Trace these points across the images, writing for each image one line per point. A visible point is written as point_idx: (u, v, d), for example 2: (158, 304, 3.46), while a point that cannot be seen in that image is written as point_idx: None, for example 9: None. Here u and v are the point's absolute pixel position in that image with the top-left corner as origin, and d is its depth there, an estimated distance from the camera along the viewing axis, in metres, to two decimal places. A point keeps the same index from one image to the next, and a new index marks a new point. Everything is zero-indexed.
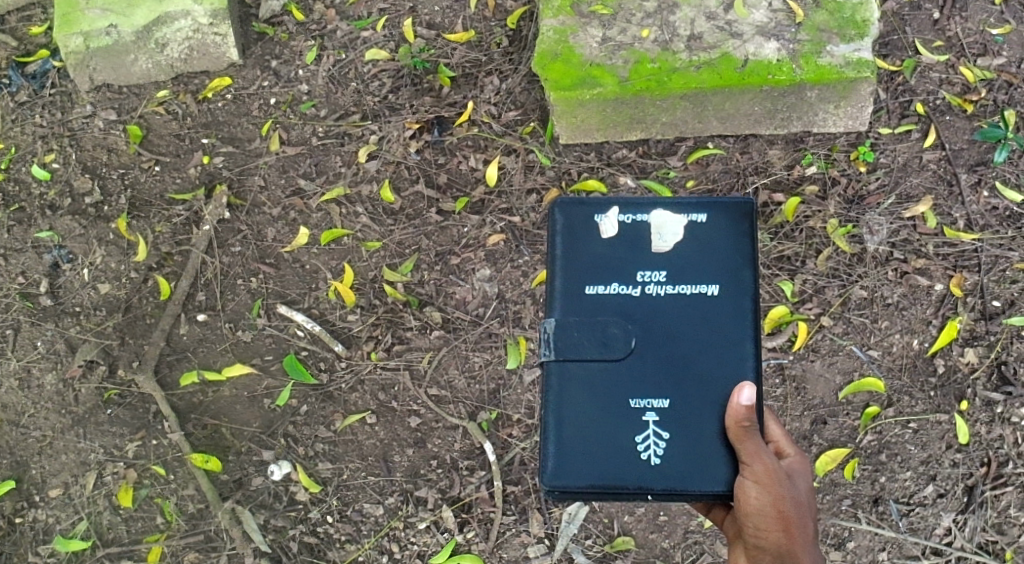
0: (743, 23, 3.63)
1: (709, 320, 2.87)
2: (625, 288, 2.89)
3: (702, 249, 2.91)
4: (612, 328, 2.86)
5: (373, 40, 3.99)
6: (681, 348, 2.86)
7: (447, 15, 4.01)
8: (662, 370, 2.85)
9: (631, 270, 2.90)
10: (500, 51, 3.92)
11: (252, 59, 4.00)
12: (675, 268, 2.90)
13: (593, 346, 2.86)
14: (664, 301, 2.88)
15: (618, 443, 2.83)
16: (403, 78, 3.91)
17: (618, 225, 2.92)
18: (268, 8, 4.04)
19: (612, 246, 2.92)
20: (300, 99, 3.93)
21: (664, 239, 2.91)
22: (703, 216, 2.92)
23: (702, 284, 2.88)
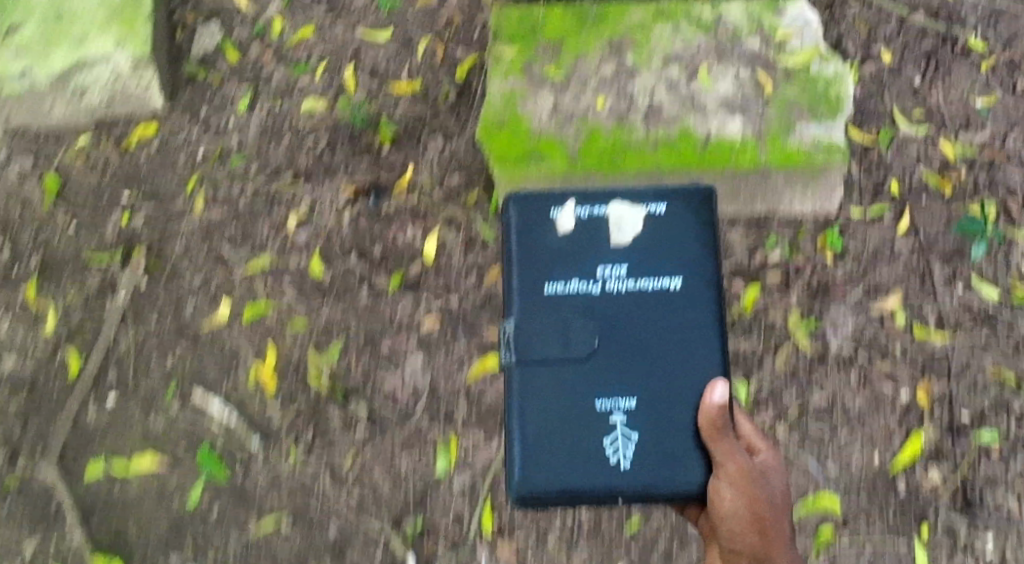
0: (707, 95, 3.34)
1: (672, 316, 2.85)
2: (586, 284, 2.86)
3: (663, 242, 2.90)
4: (575, 325, 2.83)
5: (311, 89, 3.71)
6: (643, 344, 2.84)
7: (392, 62, 3.75)
8: (626, 367, 2.82)
9: (591, 264, 2.88)
10: (448, 106, 3.65)
11: (180, 104, 3.71)
12: (636, 263, 2.88)
13: (556, 345, 2.83)
14: (628, 296, 2.86)
15: (585, 443, 2.79)
16: (340, 133, 3.62)
17: (576, 221, 2.90)
18: (201, 47, 3.81)
19: (571, 242, 2.90)
20: (230, 152, 3.62)
21: (624, 233, 2.90)
22: (660, 209, 2.92)
23: (665, 279, 2.87)
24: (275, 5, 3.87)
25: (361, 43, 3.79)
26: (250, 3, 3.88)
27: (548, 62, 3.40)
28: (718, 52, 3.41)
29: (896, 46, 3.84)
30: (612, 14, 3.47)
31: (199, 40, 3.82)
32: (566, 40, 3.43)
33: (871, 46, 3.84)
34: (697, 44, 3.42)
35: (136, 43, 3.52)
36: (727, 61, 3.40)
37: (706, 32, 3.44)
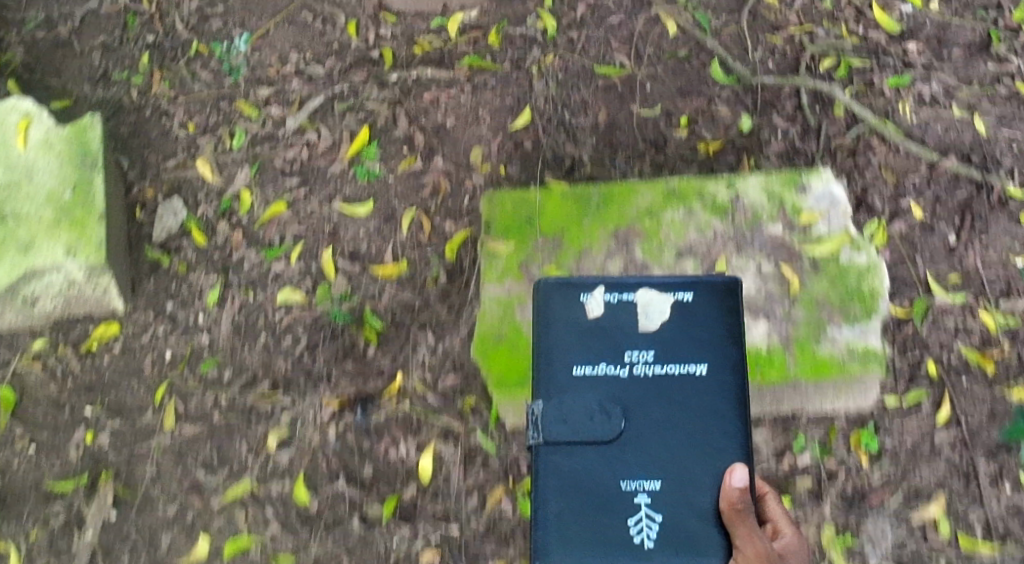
0: None
1: (700, 397, 2.74)
2: (613, 369, 2.76)
3: (691, 328, 2.78)
4: (603, 405, 2.73)
5: (286, 275, 3.41)
6: (671, 425, 2.73)
7: (374, 240, 3.46)
8: (653, 450, 2.71)
9: (618, 344, 2.77)
10: (438, 292, 3.38)
11: (144, 298, 3.42)
12: (663, 347, 2.77)
13: (584, 428, 2.71)
14: (655, 380, 2.75)
15: (608, 525, 2.69)
16: (321, 330, 3.33)
17: (604, 306, 2.79)
18: (163, 227, 3.51)
19: (600, 329, 2.79)
20: (200, 353, 3.35)
21: (652, 317, 2.79)
22: (688, 293, 2.80)
23: (691, 363, 2.76)
24: (243, 175, 3.56)
25: (339, 220, 3.48)
26: (217, 175, 3.57)
27: (549, 259, 3.39)
28: (736, 243, 3.32)
29: (927, 197, 3.56)
30: (618, 200, 3.42)
31: (161, 219, 3.52)
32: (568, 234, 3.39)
33: (900, 199, 3.56)
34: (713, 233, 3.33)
35: (89, 250, 3.21)
36: (747, 252, 3.36)
37: (722, 220, 3.35)
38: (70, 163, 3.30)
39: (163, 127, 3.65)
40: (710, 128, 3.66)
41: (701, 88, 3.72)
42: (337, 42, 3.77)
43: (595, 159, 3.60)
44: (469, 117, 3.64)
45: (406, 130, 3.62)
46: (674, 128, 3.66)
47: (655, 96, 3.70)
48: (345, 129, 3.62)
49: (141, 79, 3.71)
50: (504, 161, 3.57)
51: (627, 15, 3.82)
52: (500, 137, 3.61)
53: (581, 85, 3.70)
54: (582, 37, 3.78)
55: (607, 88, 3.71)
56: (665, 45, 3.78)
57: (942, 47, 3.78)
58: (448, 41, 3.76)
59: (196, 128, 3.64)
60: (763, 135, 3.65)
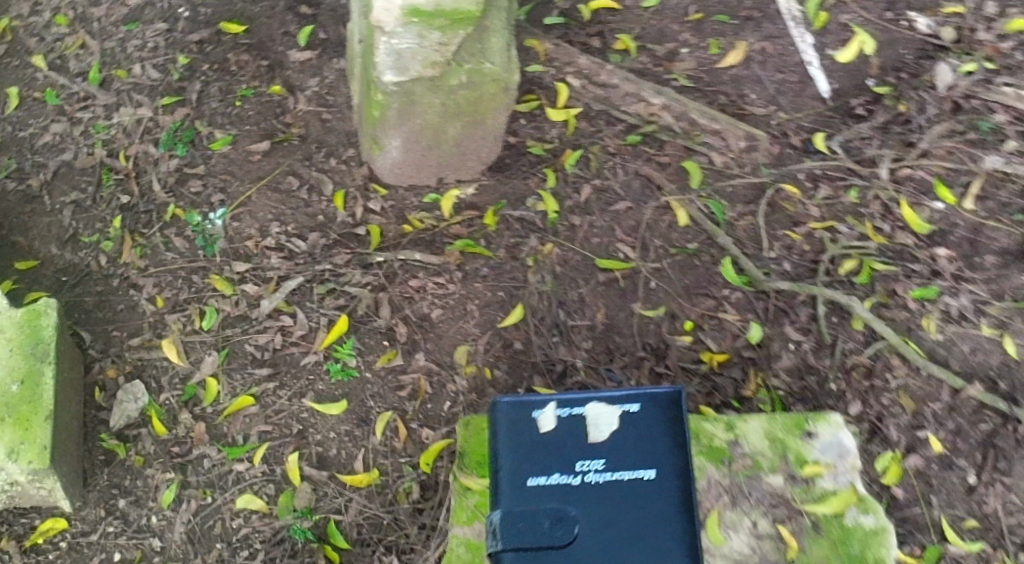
0: (715, 556, 2.76)
1: (653, 505, 2.56)
2: (567, 478, 2.57)
3: (638, 442, 2.62)
4: (559, 517, 2.52)
5: (247, 479, 3.18)
6: (628, 533, 2.53)
7: (344, 444, 3.22)
8: (608, 551, 2.51)
9: (570, 456, 2.60)
10: (410, 507, 3.14)
11: (94, 492, 3.17)
12: (613, 456, 2.60)
13: (543, 533, 2.50)
14: (608, 491, 2.57)
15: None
16: (279, 545, 3.09)
17: (555, 420, 2.62)
18: (123, 413, 3.27)
19: (550, 443, 2.62)
20: (151, 559, 3.10)
21: (601, 429, 2.63)
22: (636, 403, 2.66)
23: (640, 468, 2.59)
24: (210, 360, 3.34)
25: (308, 419, 3.25)
26: (184, 359, 3.35)
27: None
28: (730, 494, 2.83)
29: (948, 429, 3.30)
30: None
31: (121, 403, 3.28)
32: None
33: (918, 428, 3.30)
34: (707, 481, 2.83)
35: (32, 452, 2.94)
36: (743, 505, 2.82)
37: (716, 464, 2.86)
38: (19, 351, 3.06)
39: (131, 301, 3.45)
40: (715, 335, 3.40)
41: (709, 289, 3.48)
42: (322, 214, 3.57)
43: (590, 364, 3.33)
44: (457, 310, 3.40)
45: (388, 320, 3.39)
46: (677, 333, 3.41)
47: (658, 294, 3.47)
48: (324, 315, 3.39)
49: (111, 246, 3.54)
50: (491, 363, 3.32)
51: (635, 201, 3.61)
52: (488, 335, 3.36)
53: (579, 280, 3.46)
54: (585, 223, 3.56)
55: (608, 283, 3.47)
56: (674, 237, 3.56)
57: (974, 252, 3.53)
58: (441, 220, 3.55)
59: (165, 303, 3.44)
60: (772, 347, 3.40)
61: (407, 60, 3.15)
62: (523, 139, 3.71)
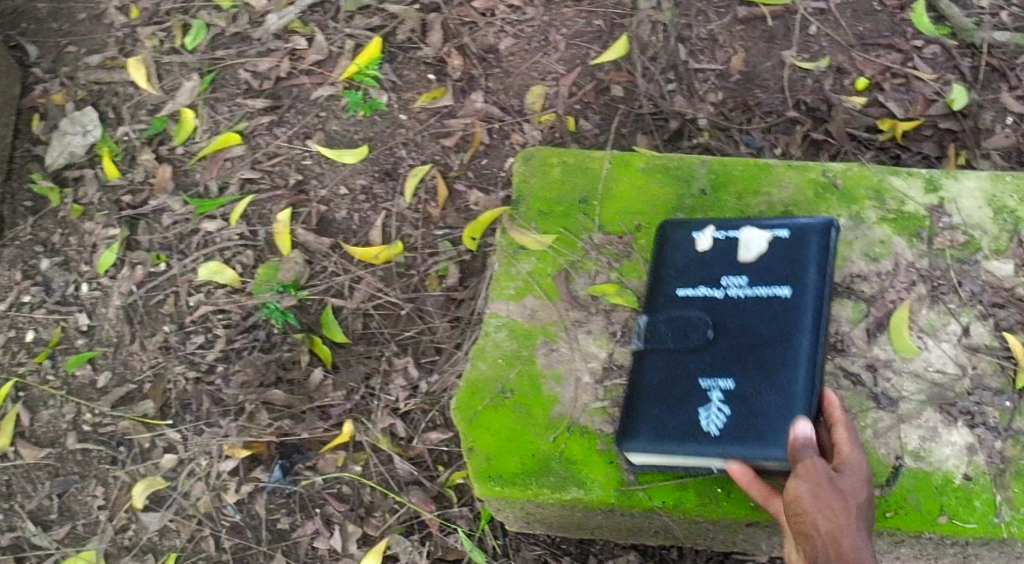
0: (903, 373, 1.75)
1: (793, 325, 1.61)
2: (713, 290, 1.68)
3: (792, 263, 1.66)
4: (691, 325, 1.67)
5: (218, 243, 2.25)
6: (763, 343, 1.61)
7: (357, 208, 2.27)
8: (745, 362, 1.61)
9: (716, 268, 1.70)
10: (440, 297, 2.16)
11: (11, 248, 2.32)
12: (760, 274, 1.66)
13: (671, 338, 1.67)
14: (758, 308, 1.64)
15: (675, 429, 1.61)
16: (249, 334, 2.15)
17: (710, 240, 1.73)
18: (63, 150, 2.40)
19: (695, 262, 1.72)
20: (73, 342, 2.21)
21: (751, 250, 1.69)
22: (793, 228, 1.68)
23: (779, 285, 1.64)
24: (189, 87, 2.43)
25: (313, 167, 2.31)
26: (155, 85, 2.44)
27: (606, 270, 1.85)
28: (929, 284, 1.81)
29: None
30: (740, 182, 1.90)
31: (64, 137, 2.41)
32: (643, 230, 1.87)
33: None
34: (893, 262, 1.82)
35: None
36: (949, 301, 1.80)
37: (909, 239, 1.84)
38: None
39: (96, 10, 2.57)
40: (901, 100, 2.34)
41: (894, 39, 2.41)
42: None
43: (716, 124, 2.32)
44: (535, 41, 2.43)
45: (438, 49, 2.42)
46: (844, 93, 2.36)
47: (821, 42, 2.42)
48: (349, 36, 2.45)
49: None
50: (576, 112, 2.33)
51: None
52: (575, 76, 2.37)
53: (710, 16, 2.44)
54: None
55: (750, 21, 2.44)
56: None
57: None
58: None
59: (140, 14, 2.54)
60: (982, 120, 2.31)
61: None
62: None
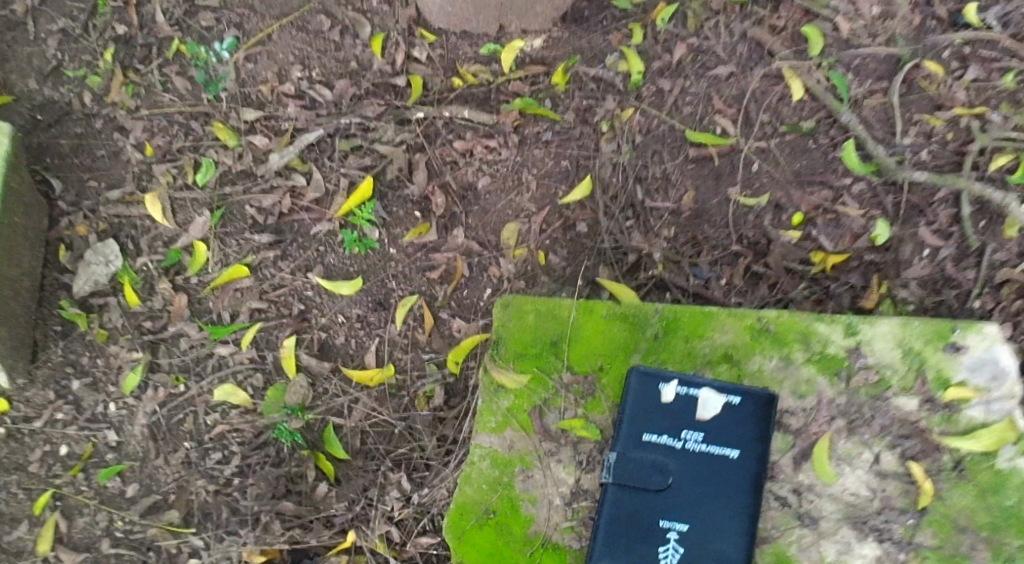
0: (823, 495, 2.09)
1: (737, 482, 2.04)
2: (674, 441, 2.07)
3: (739, 428, 2.07)
4: (652, 469, 2.05)
5: (232, 367, 2.56)
6: (713, 496, 2.03)
7: (355, 333, 2.58)
8: (699, 508, 2.02)
9: (679, 422, 2.08)
10: (428, 416, 2.47)
11: (44, 371, 2.59)
12: (714, 434, 2.07)
13: (640, 479, 2.04)
14: (709, 461, 2.05)
15: (639, 561, 2.00)
16: (262, 450, 2.46)
17: (672, 395, 2.09)
18: (88, 280, 2.67)
19: (660, 413, 2.09)
20: (103, 456, 2.51)
21: (709, 411, 2.08)
22: (744, 397, 2.08)
23: (729, 447, 2.06)
24: (202, 222, 2.72)
25: (314, 298, 2.62)
26: (170, 218, 2.73)
27: (573, 407, 2.16)
28: (847, 418, 2.14)
29: None
30: (688, 327, 2.22)
31: (89, 267, 2.69)
32: (605, 371, 2.18)
33: None
34: (816, 399, 2.15)
35: None
36: (862, 433, 2.13)
37: (830, 378, 2.16)
38: None
39: (114, 146, 2.84)
40: (832, 233, 2.69)
41: (826, 177, 2.74)
42: (355, 60, 2.91)
43: (669, 257, 2.68)
44: (509, 179, 2.75)
45: (423, 188, 2.73)
46: (782, 227, 2.71)
47: (762, 180, 2.74)
48: (345, 175, 2.76)
49: (99, 82, 2.91)
50: (546, 247, 2.68)
51: (740, 67, 2.85)
52: (545, 213, 2.71)
53: (663, 157, 2.78)
54: (677, 89, 2.84)
55: (700, 161, 2.77)
56: (785, 113, 2.80)
57: None
58: (497, 75, 2.88)
59: (155, 151, 2.82)
60: (903, 252, 2.66)
61: None
62: None
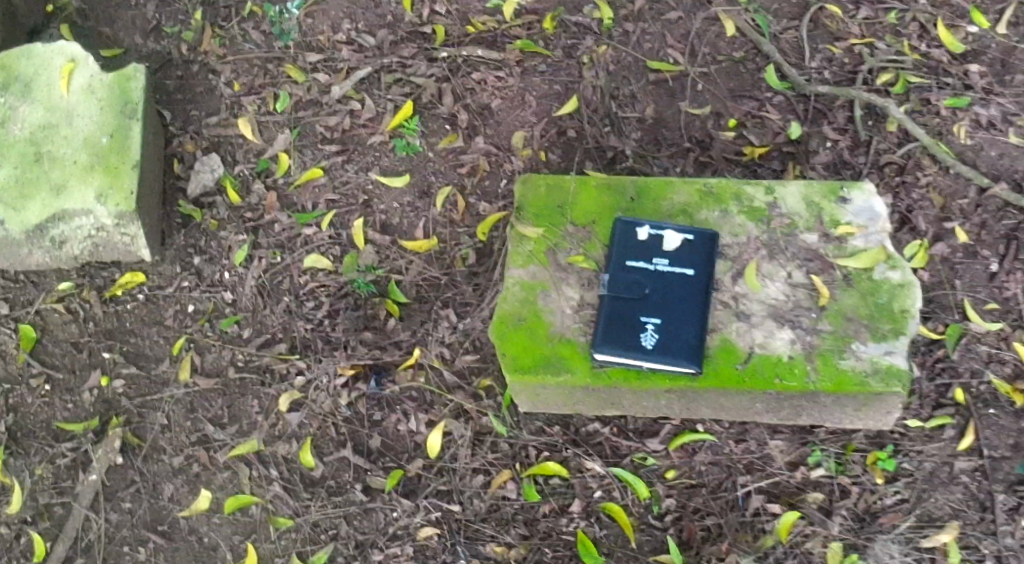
0: (753, 300, 2.97)
1: (693, 290, 2.92)
2: (648, 264, 2.94)
3: (693, 254, 2.95)
4: (634, 284, 2.93)
5: (316, 242, 3.42)
6: (677, 299, 2.91)
7: (407, 215, 3.46)
8: (668, 307, 2.90)
9: (651, 251, 2.96)
10: (465, 271, 3.35)
11: (172, 251, 3.43)
12: (675, 258, 2.94)
13: (625, 291, 2.92)
14: (673, 277, 2.93)
15: (627, 345, 2.88)
16: (343, 298, 3.33)
17: (645, 234, 2.97)
18: (198, 184, 3.51)
19: (637, 247, 2.97)
20: (223, 310, 3.36)
21: (671, 244, 2.96)
22: (696, 233, 2.97)
23: (687, 267, 2.94)
24: (283, 138, 3.57)
25: (375, 190, 3.49)
26: (258, 137, 3.57)
27: (576, 248, 3.04)
28: (768, 248, 3.02)
29: (973, 223, 3.40)
30: (654, 192, 3.11)
31: (198, 174, 3.52)
32: (597, 223, 3.07)
33: (945, 221, 3.40)
34: (747, 236, 3.04)
35: (119, 198, 3.22)
36: (779, 258, 3.01)
37: (756, 222, 3.05)
38: (109, 108, 3.32)
39: (209, 84, 3.68)
40: (758, 132, 3.56)
41: (754, 93, 3.62)
42: (391, 14, 3.75)
43: (638, 154, 3.53)
44: (516, 100, 3.62)
45: (451, 107, 3.60)
46: (722, 130, 3.58)
47: (705, 95, 3.64)
48: (390, 101, 3.61)
49: (192, 36, 3.74)
50: (546, 148, 3.54)
51: (686, 12, 3.74)
52: (544, 124, 3.58)
53: (631, 80, 3.65)
54: (638, 30, 3.72)
55: (658, 83, 3.65)
56: (722, 46, 3.69)
57: (1005, 72, 3.60)
58: (503, 23, 3.72)
59: (241, 87, 3.66)
60: (812, 144, 3.53)
61: None
62: None
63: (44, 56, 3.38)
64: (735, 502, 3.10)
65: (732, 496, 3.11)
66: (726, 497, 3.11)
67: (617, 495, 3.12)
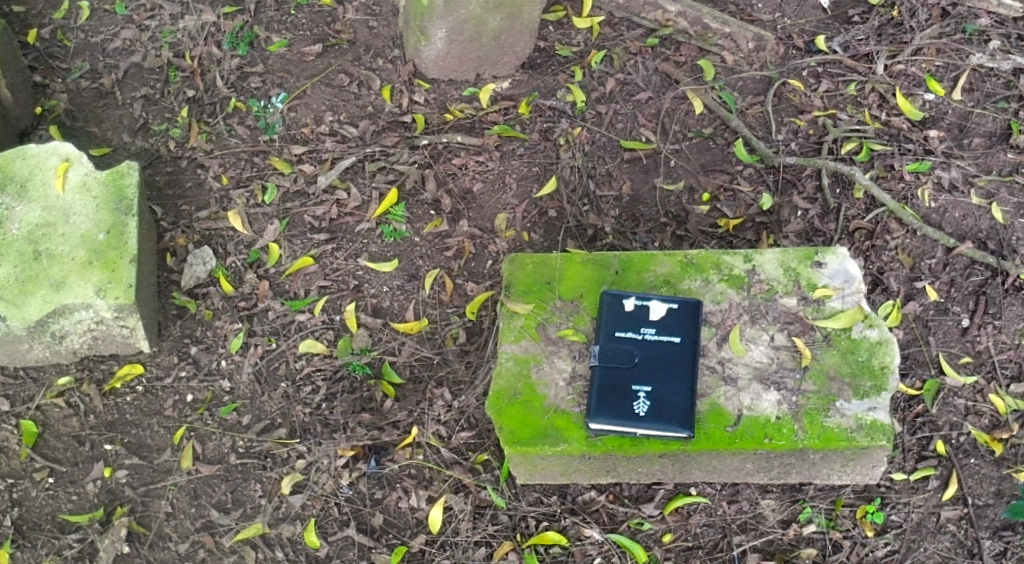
0: (738, 364, 3.08)
1: (681, 356, 3.01)
2: (636, 334, 3.04)
3: (679, 322, 3.05)
4: (624, 355, 3.02)
5: (310, 327, 3.51)
6: (666, 366, 3.00)
7: (397, 298, 3.56)
8: (657, 374, 2.99)
9: (638, 321, 3.05)
10: (456, 349, 3.46)
11: (169, 341, 3.51)
12: (661, 327, 3.04)
13: (615, 361, 3.01)
14: (662, 346, 3.02)
15: (620, 413, 2.97)
16: (340, 381, 3.42)
17: (631, 306, 3.07)
18: (192, 275, 3.60)
19: (625, 317, 3.07)
20: (221, 398, 3.44)
21: (657, 313, 3.06)
22: (680, 302, 3.07)
23: (673, 334, 3.04)
24: (273, 229, 3.67)
25: (364, 275, 3.60)
26: (249, 228, 3.68)
27: (566, 322, 3.15)
28: (749, 313, 3.14)
29: (942, 281, 3.55)
30: (637, 265, 3.23)
31: (191, 267, 3.61)
32: (585, 297, 3.18)
33: (915, 280, 3.55)
34: (728, 302, 3.16)
35: (118, 291, 3.31)
36: (761, 322, 3.13)
37: (736, 289, 3.18)
38: (105, 206, 3.42)
39: (199, 179, 3.79)
40: (731, 204, 3.70)
41: (724, 166, 3.77)
42: (372, 105, 3.88)
43: (617, 230, 3.67)
44: (497, 183, 3.74)
45: (434, 192, 3.72)
46: (696, 203, 3.72)
47: (678, 171, 3.78)
48: (375, 188, 3.72)
49: (179, 132, 3.87)
50: (528, 229, 3.67)
51: (655, 92, 3.91)
52: (525, 204, 3.71)
53: (606, 159, 3.79)
54: (610, 111, 3.87)
55: (632, 161, 3.79)
56: (691, 123, 3.85)
57: (963, 136, 3.79)
58: (479, 110, 3.87)
59: (230, 181, 3.77)
60: (783, 214, 3.68)
61: (432, 30, 3.76)
62: (552, 43, 4.00)
63: (39, 156, 3.48)
64: (732, 561, 3.18)
65: (728, 555, 3.18)
66: (723, 556, 3.18)
67: (617, 560, 3.18)
